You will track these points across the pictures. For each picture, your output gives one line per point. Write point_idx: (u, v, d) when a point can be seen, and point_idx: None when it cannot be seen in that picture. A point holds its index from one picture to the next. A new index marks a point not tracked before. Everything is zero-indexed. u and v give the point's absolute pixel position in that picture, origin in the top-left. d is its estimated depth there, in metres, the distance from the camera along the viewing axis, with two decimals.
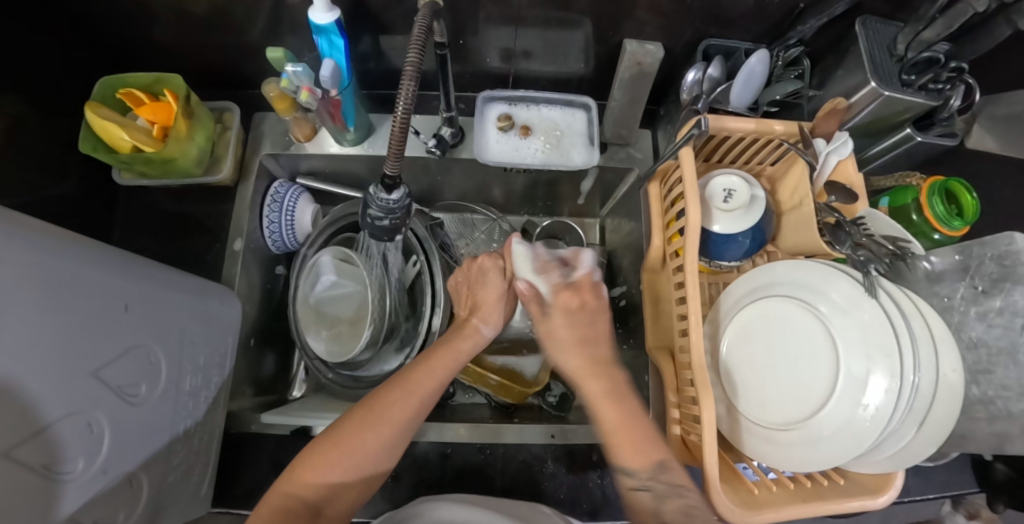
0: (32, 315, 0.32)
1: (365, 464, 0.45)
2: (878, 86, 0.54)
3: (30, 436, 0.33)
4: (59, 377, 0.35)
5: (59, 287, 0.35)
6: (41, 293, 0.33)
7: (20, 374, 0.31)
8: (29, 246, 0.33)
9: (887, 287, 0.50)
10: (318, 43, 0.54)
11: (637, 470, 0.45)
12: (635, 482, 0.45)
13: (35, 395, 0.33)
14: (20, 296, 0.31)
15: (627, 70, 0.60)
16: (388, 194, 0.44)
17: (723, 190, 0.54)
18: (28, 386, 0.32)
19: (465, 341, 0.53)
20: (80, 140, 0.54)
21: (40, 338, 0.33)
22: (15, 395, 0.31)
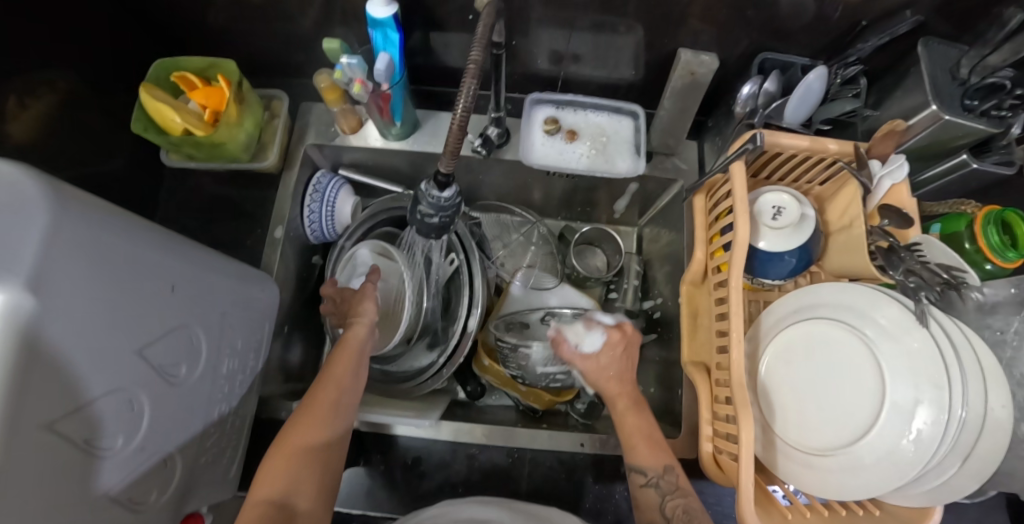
0: (82, 289, 0.33)
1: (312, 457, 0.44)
2: (940, 109, 0.53)
3: (73, 410, 0.33)
4: (104, 353, 0.35)
5: (106, 264, 0.35)
6: (93, 268, 0.34)
7: (67, 349, 0.31)
8: (84, 222, 0.34)
9: (938, 315, 0.49)
10: (373, 37, 0.54)
11: (648, 469, 0.49)
12: (644, 479, 0.49)
13: (82, 369, 0.33)
14: (71, 271, 0.32)
15: (679, 80, 0.59)
16: (440, 191, 0.43)
17: (773, 206, 0.54)
18: (73, 361, 0.32)
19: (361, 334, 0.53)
20: (133, 119, 0.54)
21: (87, 313, 0.33)
22: (62, 368, 0.31)
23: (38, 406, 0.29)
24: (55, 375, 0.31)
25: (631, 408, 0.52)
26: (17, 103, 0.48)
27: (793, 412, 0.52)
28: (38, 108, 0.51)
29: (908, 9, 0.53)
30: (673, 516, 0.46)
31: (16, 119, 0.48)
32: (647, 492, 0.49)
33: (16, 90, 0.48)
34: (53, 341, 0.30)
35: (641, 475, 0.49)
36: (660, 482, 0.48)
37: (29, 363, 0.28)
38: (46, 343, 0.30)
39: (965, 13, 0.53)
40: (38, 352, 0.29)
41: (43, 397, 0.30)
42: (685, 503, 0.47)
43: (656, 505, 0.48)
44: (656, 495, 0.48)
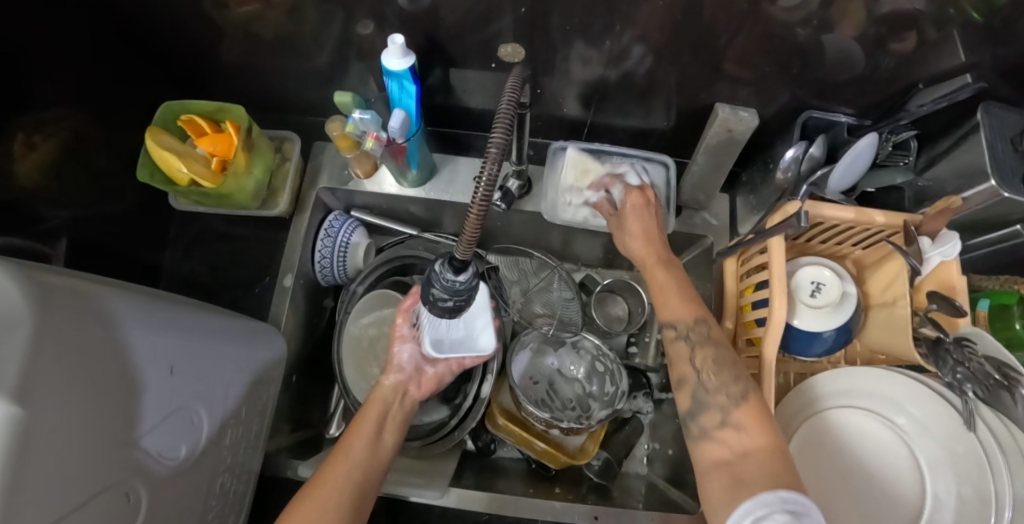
0: (66, 387, 0.30)
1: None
2: (999, 186, 0.48)
3: (57, 522, 0.30)
4: (90, 454, 0.32)
5: (94, 356, 0.33)
6: (77, 363, 0.32)
7: (46, 457, 0.29)
8: (68, 314, 0.32)
9: (985, 413, 0.45)
10: (388, 87, 0.50)
11: (676, 323, 0.45)
12: (674, 333, 0.45)
13: (66, 475, 0.31)
14: (53, 374, 0.29)
15: (716, 136, 0.55)
16: (455, 274, 0.40)
17: (810, 282, 0.51)
18: (56, 469, 0.30)
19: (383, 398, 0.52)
20: (138, 166, 0.51)
21: (73, 410, 0.31)
22: (44, 480, 0.29)
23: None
24: (36, 490, 0.28)
25: (660, 264, 0.49)
26: (24, 142, 0.47)
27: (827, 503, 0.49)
28: (46, 148, 0.49)
29: (971, 71, 0.49)
30: (703, 369, 0.42)
31: (23, 159, 0.46)
32: (677, 347, 0.45)
33: (23, 129, 0.46)
34: (34, 454, 0.28)
35: (672, 329, 0.45)
36: (691, 334, 0.44)
37: (9, 486, 0.26)
38: (26, 458, 0.27)
39: None
40: (19, 465, 0.27)
41: (23, 517, 0.27)
42: (716, 352, 0.43)
43: (686, 355, 0.44)
44: (686, 346, 0.44)
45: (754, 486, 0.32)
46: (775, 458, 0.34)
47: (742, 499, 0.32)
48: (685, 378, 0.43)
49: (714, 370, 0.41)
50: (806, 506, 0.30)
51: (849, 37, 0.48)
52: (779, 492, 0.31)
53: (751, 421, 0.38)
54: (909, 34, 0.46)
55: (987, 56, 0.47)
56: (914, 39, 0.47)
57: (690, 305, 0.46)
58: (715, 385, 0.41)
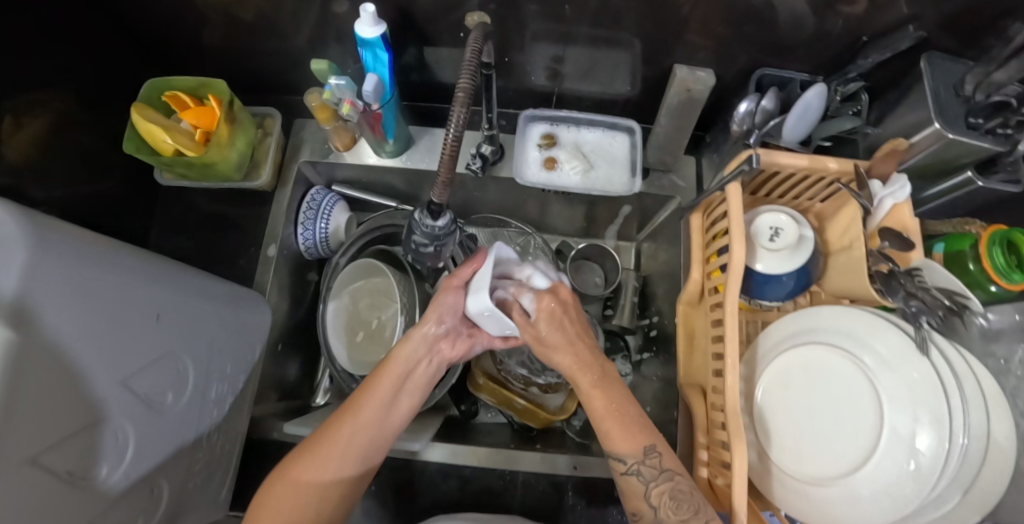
0: (59, 321, 0.33)
1: (326, 488, 0.45)
2: (942, 128, 0.51)
3: (53, 444, 0.33)
4: (84, 384, 0.35)
5: (85, 295, 0.35)
6: (70, 300, 0.34)
7: (40, 384, 0.31)
8: (63, 255, 0.34)
9: (940, 341, 0.47)
10: (363, 56, 0.53)
11: (627, 457, 0.46)
12: (625, 467, 0.46)
13: (61, 402, 0.33)
14: (47, 306, 0.32)
15: (676, 96, 0.58)
16: (434, 220, 0.42)
17: (770, 227, 0.53)
18: (51, 395, 0.32)
19: (403, 357, 0.49)
20: (124, 140, 0.54)
21: (65, 344, 0.33)
22: (40, 402, 0.31)
23: (14, 445, 0.29)
24: (34, 410, 0.31)
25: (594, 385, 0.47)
26: (13, 123, 0.49)
27: (786, 437, 0.51)
28: (32, 125, 0.52)
29: (911, 24, 0.51)
30: (660, 504, 0.45)
31: (12, 139, 0.49)
32: (629, 480, 0.46)
33: (13, 110, 0.49)
34: (29, 378, 0.30)
35: (622, 464, 0.47)
36: (642, 470, 0.46)
37: (5, 402, 0.28)
38: (23, 379, 0.30)
39: (970, 30, 0.51)
40: (15, 387, 0.29)
41: (22, 431, 0.30)
42: (673, 486, 0.45)
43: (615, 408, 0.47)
44: (640, 483, 0.46)
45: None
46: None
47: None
48: (643, 511, 0.47)
49: (671, 508, 0.45)
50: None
51: None
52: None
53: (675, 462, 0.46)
54: None
55: (926, 9, 0.50)
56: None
57: (638, 437, 0.47)
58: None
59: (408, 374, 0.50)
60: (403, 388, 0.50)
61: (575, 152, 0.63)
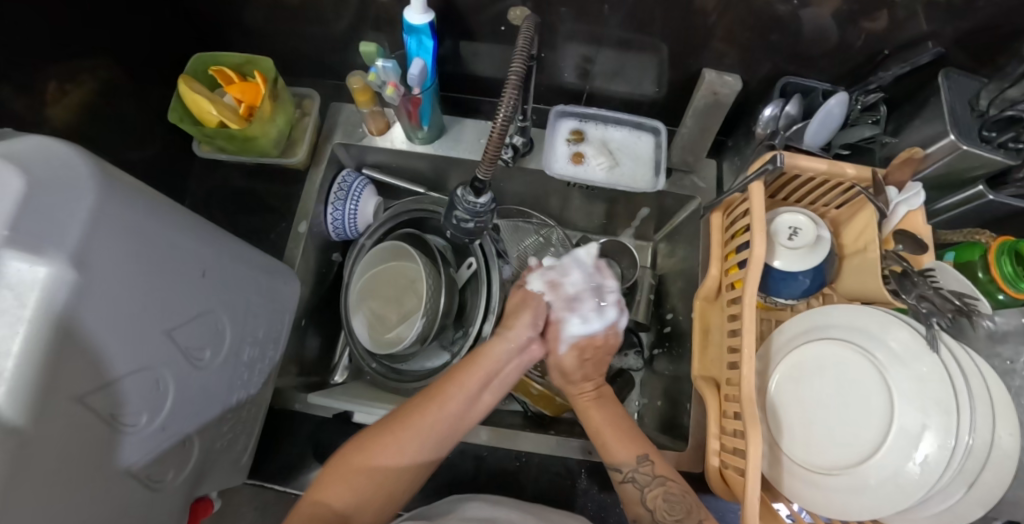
0: (118, 266, 0.34)
1: (398, 463, 0.47)
2: (957, 140, 0.54)
3: (103, 383, 0.34)
4: (134, 330, 0.37)
5: (142, 245, 0.37)
6: (129, 247, 0.36)
7: (96, 324, 0.33)
8: (126, 205, 0.36)
9: (949, 341, 0.49)
10: (407, 43, 0.55)
11: (624, 464, 0.51)
12: (621, 475, 0.51)
13: (114, 343, 0.35)
14: (110, 251, 0.34)
15: (702, 99, 0.60)
16: (476, 197, 0.44)
17: (789, 227, 0.55)
18: (103, 337, 0.34)
19: (495, 355, 0.55)
20: (169, 110, 0.56)
21: (121, 289, 0.35)
22: (96, 341, 0.33)
23: (69, 378, 0.31)
24: (89, 347, 0.32)
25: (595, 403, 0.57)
26: (57, 89, 0.51)
27: (799, 430, 0.53)
28: (79, 92, 0.54)
29: (930, 39, 0.54)
30: (654, 506, 0.48)
31: (57, 103, 0.51)
32: (627, 488, 0.50)
33: (56, 77, 0.51)
34: (88, 316, 0.32)
35: (620, 471, 0.51)
36: (638, 475, 0.50)
37: (64, 334, 0.30)
38: (81, 317, 0.31)
39: (984, 45, 0.54)
40: (73, 323, 0.30)
41: (77, 367, 0.31)
42: (665, 490, 0.49)
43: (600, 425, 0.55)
44: (635, 488, 0.50)
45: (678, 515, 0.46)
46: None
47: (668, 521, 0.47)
48: (641, 517, 0.49)
49: (664, 509, 0.47)
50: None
51: (825, 11, 0.53)
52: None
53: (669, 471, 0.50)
54: (878, 13, 0.52)
55: (944, 26, 0.53)
56: (882, 16, 0.52)
57: (630, 445, 0.52)
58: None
59: (493, 374, 0.55)
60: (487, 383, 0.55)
61: (602, 149, 0.65)
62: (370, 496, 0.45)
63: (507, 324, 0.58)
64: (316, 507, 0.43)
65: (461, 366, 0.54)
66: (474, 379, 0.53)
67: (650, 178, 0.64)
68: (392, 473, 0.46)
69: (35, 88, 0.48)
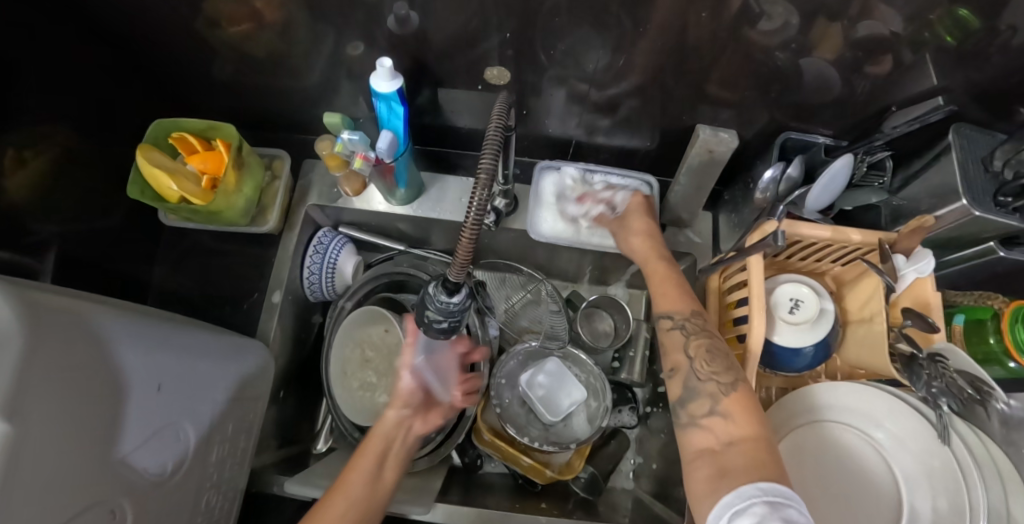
0: (55, 402, 0.31)
1: None
2: (969, 205, 0.50)
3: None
4: (79, 466, 0.33)
5: (84, 373, 0.34)
6: (66, 379, 0.33)
7: (34, 468, 0.29)
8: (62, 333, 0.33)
9: (961, 429, 0.46)
10: (376, 108, 0.51)
11: (675, 313, 0.50)
12: (670, 323, 0.49)
13: (58, 485, 0.31)
14: (44, 390, 0.31)
15: (696, 157, 0.56)
16: (449, 296, 0.41)
17: (790, 298, 0.52)
18: (43, 482, 0.30)
19: (379, 434, 0.51)
20: (128, 185, 0.53)
21: (63, 425, 0.32)
22: (35, 491, 0.29)
23: None
24: (29, 499, 0.29)
25: (659, 261, 0.55)
26: (16, 156, 0.47)
27: (800, 511, 0.50)
28: (37, 162, 0.50)
29: (942, 95, 0.51)
30: (696, 357, 0.46)
31: (14, 174, 0.47)
32: (673, 335, 0.49)
33: (16, 142, 0.47)
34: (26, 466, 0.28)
35: (669, 319, 0.50)
36: (687, 324, 0.49)
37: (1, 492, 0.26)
38: (17, 471, 0.28)
39: (996, 99, 0.51)
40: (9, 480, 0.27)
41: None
42: (710, 342, 0.47)
43: (681, 345, 0.48)
44: (681, 335, 0.48)
45: (736, 479, 0.35)
46: (760, 449, 0.37)
47: (722, 494, 0.35)
48: (679, 365, 0.47)
49: (706, 359, 0.45)
50: (788, 499, 0.32)
51: (827, 60, 0.49)
52: (759, 485, 0.34)
53: (738, 411, 0.41)
54: (887, 61, 0.48)
55: (954, 77, 0.49)
56: (888, 60, 0.48)
57: (684, 299, 0.51)
58: (707, 373, 0.44)
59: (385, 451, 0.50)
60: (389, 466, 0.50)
61: (581, 195, 0.62)
62: None
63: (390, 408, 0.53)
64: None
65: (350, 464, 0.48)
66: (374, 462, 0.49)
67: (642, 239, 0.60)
68: None
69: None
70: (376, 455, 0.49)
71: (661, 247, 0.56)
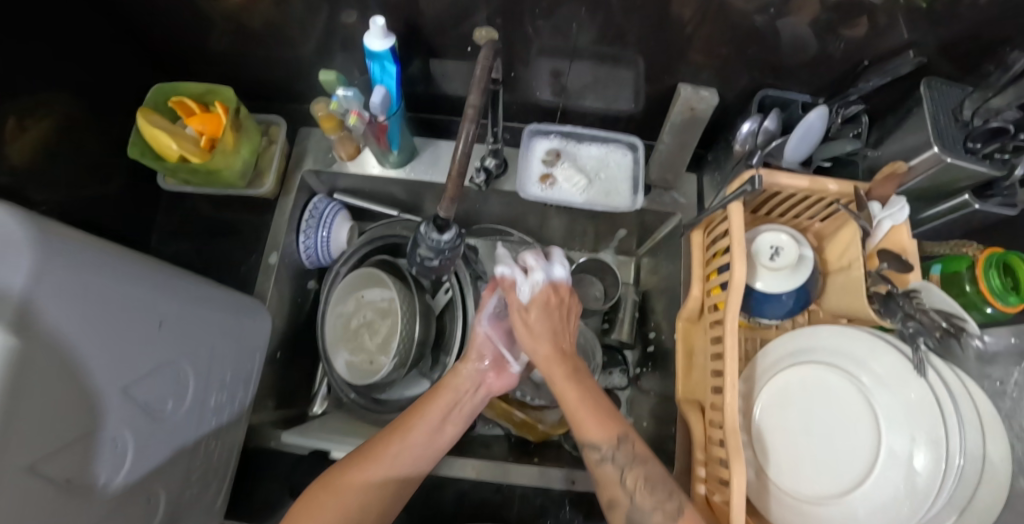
0: (65, 326, 0.33)
1: (369, 500, 0.47)
2: (941, 152, 0.52)
3: (53, 450, 0.32)
4: (85, 392, 0.35)
5: (92, 303, 0.36)
6: (75, 305, 0.34)
7: (46, 384, 0.31)
8: (69, 261, 0.34)
9: (936, 363, 0.48)
10: (370, 68, 0.53)
11: (602, 445, 0.48)
12: (598, 456, 0.48)
13: (64, 406, 0.33)
14: (54, 313, 0.32)
15: (679, 115, 0.58)
16: (440, 234, 0.43)
17: (770, 247, 0.54)
18: (53, 400, 0.32)
19: (454, 385, 0.55)
20: (129, 145, 0.54)
21: (72, 348, 0.33)
22: (43, 408, 0.31)
23: (18, 446, 0.29)
24: (37, 414, 0.30)
25: (569, 379, 0.52)
26: (15, 126, 0.49)
27: (784, 454, 0.51)
28: (39, 129, 0.52)
29: (911, 49, 0.53)
30: (636, 490, 0.46)
31: (13, 141, 0.49)
32: (606, 470, 0.48)
33: (14, 112, 0.49)
34: (34, 384, 0.30)
35: (597, 452, 0.48)
36: (617, 455, 0.48)
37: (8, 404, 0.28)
38: (24, 388, 0.29)
39: (965, 54, 0.53)
40: (20, 391, 0.29)
41: (24, 437, 0.29)
42: (646, 471, 0.47)
43: (616, 480, 0.47)
44: (615, 471, 0.47)
45: None
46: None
47: None
48: (618, 500, 0.47)
49: (648, 491, 0.46)
50: None
51: (804, 21, 0.51)
52: None
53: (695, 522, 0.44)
54: (860, 22, 0.50)
55: (924, 34, 0.51)
56: (860, 19, 0.50)
57: (606, 423, 0.49)
58: (653, 504, 0.45)
59: (453, 402, 0.54)
60: (453, 417, 0.54)
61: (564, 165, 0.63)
62: None
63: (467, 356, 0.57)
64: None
65: (420, 406, 0.53)
66: (441, 410, 0.53)
67: (628, 195, 0.62)
68: (361, 511, 0.46)
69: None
70: (445, 407, 0.54)
71: (565, 342, 0.55)
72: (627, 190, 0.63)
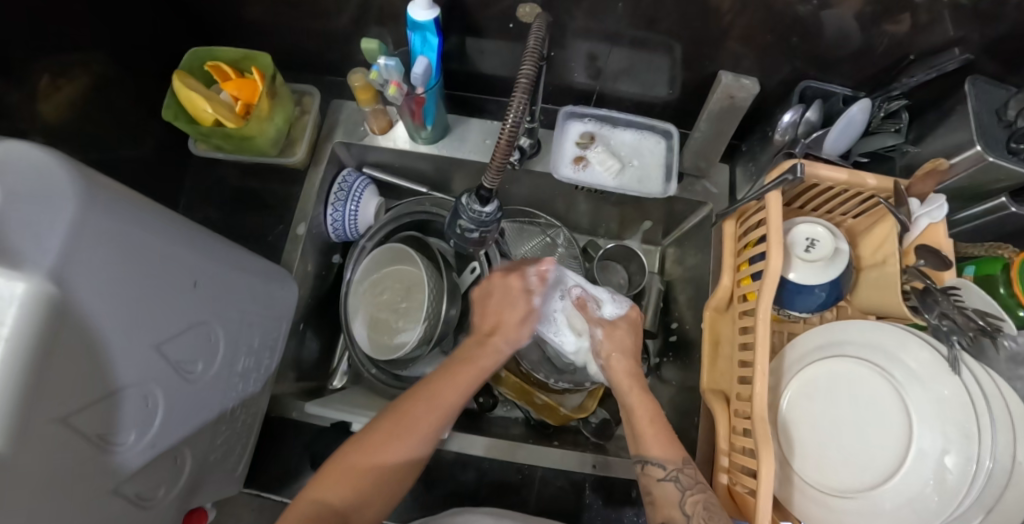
0: (106, 278, 0.32)
1: (397, 471, 0.47)
2: (983, 150, 0.51)
3: (88, 404, 0.32)
4: (121, 347, 0.34)
5: (133, 257, 0.35)
6: (118, 257, 0.33)
7: (81, 339, 0.30)
8: (114, 212, 0.33)
9: (971, 362, 0.47)
10: (411, 40, 0.53)
11: (666, 463, 0.48)
12: (661, 474, 0.48)
13: (99, 360, 0.32)
14: (96, 263, 0.31)
15: (717, 103, 0.57)
16: (482, 206, 0.44)
17: (806, 238, 0.53)
18: (88, 353, 0.31)
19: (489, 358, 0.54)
20: (164, 107, 0.54)
21: (111, 303, 0.33)
22: (79, 360, 0.30)
23: (53, 398, 0.28)
24: (73, 366, 0.29)
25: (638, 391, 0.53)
26: (50, 83, 0.49)
27: (813, 446, 0.51)
28: (72, 89, 0.51)
29: (957, 45, 0.52)
30: (694, 514, 0.45)
31: (47, 98, 0.49)
32: (666, 488, 0.47)
33: (48, 70, 0.48)
34: (71, 334, 0.29)
35: (660, 470, 0.48)
36: (680, 477, 0.47)
37: (46, 353, 0.27)
38: (61, 339, 0.28)
39: (1013, 53, 0.52)
40: (56, 342, 0.28)
41: (60, 387, 0.29)
42: (706, 496, 0.46)
43: (676, 501, 0.46)
44: (676, 490, 0.47)
45: None
46: None
47: None
48: (674, 520, 0.46)
49: (704, 518, 0.44)
50: None
51: (848, 14, 0.50)
52: None
53: None
54: (905, 16, 0.49)
55: (972, 31, 0.50)
56: (909, 14, 0.49)
57: (672, 447, 0.49)
58: None
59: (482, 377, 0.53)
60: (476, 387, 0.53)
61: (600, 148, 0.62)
62: (367, 499, 0.45)
63: (499, 330, 0.57)
64: (314, 506, 0.43)
65: (456, 371, 0.52)
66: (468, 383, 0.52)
67: (660, 179, 0.62)
68: (386, 477, 0.46)
69: (27, 83, 0.46)
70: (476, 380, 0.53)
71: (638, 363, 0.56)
72: (660, 176, 0.62)
